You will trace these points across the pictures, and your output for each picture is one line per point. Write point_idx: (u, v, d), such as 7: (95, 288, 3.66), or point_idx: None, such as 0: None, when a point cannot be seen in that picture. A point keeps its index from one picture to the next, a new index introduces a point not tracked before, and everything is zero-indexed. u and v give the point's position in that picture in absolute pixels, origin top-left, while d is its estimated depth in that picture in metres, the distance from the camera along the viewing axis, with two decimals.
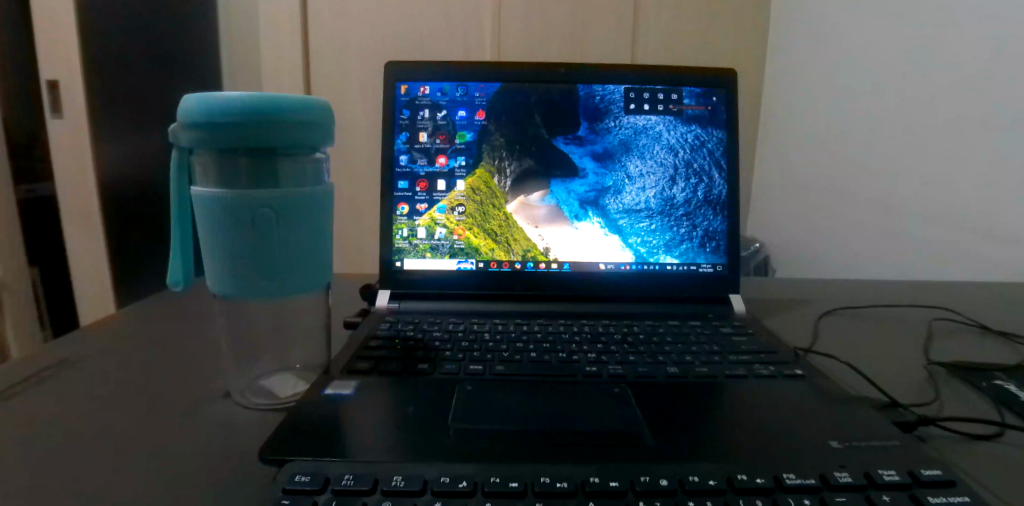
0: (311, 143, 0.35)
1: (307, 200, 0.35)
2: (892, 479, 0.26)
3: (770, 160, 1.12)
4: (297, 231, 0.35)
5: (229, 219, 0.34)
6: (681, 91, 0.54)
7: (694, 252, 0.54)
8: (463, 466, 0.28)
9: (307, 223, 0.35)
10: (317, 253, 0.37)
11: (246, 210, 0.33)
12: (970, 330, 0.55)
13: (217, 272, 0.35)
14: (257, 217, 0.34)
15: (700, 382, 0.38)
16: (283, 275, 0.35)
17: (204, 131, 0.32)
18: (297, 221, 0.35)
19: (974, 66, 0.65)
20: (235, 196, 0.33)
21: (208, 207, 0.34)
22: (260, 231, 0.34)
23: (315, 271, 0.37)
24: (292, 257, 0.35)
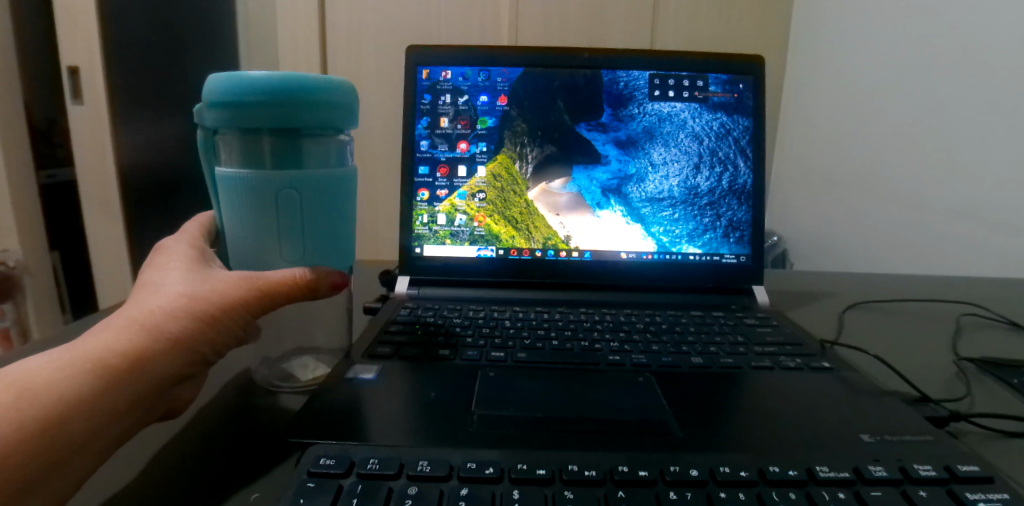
0: (335, 124, 0.34)
1: (330, 181, 0.34)
2: (929, 475, 0.26)
3: (790, 150, 1.09)
4: (321, 212, 0.34)
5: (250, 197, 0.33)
6: (707, 78, 0.53)
7: (717, 242, 0.53)
8: (489, 452, 0.27)
9: (329, 204, 0.35)
10: (340, 236, 0.36)
11: (268, 190, 0.33)
12: (998, 326, 0.54)
13: (240, 249, 0.35)
14: (278, 196, 0.33)
15: (726, 372, 0.38)
16: (305, 257, 0.35)
17: (228, 110, 0.32)
18: (320, 202, 0.34)
19: (996, 56, 0.63)
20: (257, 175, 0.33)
21: (230, 185, 0.33)
22: (282, 212, 0.33)
23: (336, 253, 0.37)
24: (313, 237, 0.35)
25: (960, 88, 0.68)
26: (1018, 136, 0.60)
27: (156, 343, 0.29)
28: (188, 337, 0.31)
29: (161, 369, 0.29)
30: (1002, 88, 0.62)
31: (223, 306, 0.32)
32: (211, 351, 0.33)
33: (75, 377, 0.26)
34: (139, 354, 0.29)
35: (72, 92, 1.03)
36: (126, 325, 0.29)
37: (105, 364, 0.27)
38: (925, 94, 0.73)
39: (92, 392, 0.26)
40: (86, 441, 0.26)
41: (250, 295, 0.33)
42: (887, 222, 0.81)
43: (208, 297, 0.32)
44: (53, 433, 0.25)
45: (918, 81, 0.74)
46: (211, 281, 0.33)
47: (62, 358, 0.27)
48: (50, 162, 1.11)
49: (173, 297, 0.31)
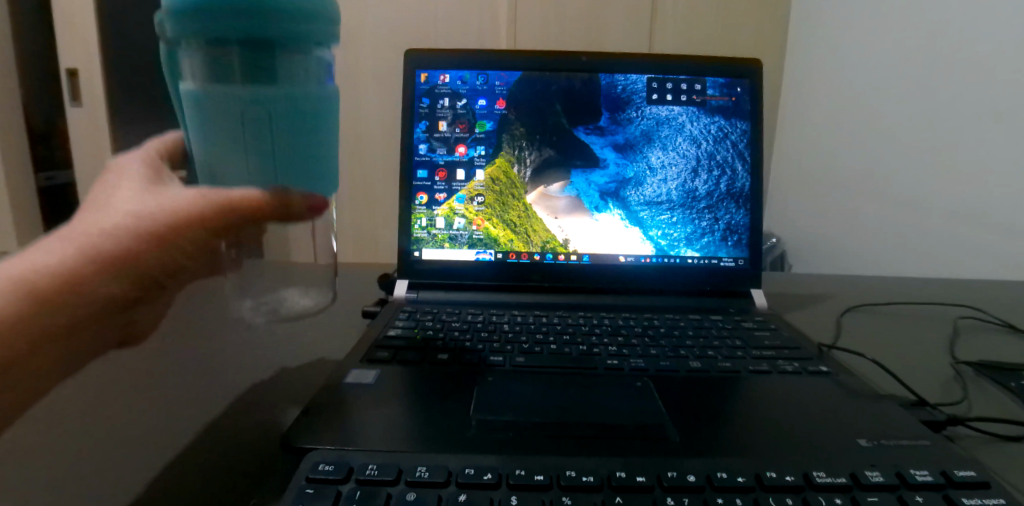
0: (316, 38, 0.27)
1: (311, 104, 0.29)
2: (925, 480, 0.26)
3: (789, 153, 1.09)
4: (302, 141, 0.30)
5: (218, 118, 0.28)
6: (704, 82, 0.53)
7: (716, 245, 0.53)
8: (487, 457, 0.27)
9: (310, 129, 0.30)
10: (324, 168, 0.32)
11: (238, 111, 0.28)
12: (995, 328, 0.54)
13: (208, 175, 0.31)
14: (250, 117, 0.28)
15: (724, 377, 0.38)
16: (280, 189, 0.31)
17: (186, 10, 0.25)
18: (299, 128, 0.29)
19: (993, 61, 0.63)
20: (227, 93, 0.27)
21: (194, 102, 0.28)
22: (252, 137, 0.28)
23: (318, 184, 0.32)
24: (292, 167, 0.30)
25: (958, 92, 0.68)
26: (1015, 141, 0.60)
27: (92, 266, 0.31)
28: (126, 260, 0.32)
29: (99, 284, 0.31)
30: (1000, 90, 0.62)
31: (171, 227, 0.33)
32: (157, 267, 0.34)
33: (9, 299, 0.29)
34: (73, 278, 0.30)
35: (71, 95, 1.06)
36: (66, 249, 0.31)
37: (35, 284, 0.29)
38: (924, 97, 0.73)
39: (23, 313, 0.29)
40: (11, 356, 0.29)
41: (198, 218, 0.33)
42: (886, 223, 0.81)
43: (151, 223, 0.32)
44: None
45: (917, 83, 0.75)
46: (156, 204, 0.33)
47: (6, 276, 0.29)
48: (49, 165, 1.12)
49: (116, 221, 0.32)
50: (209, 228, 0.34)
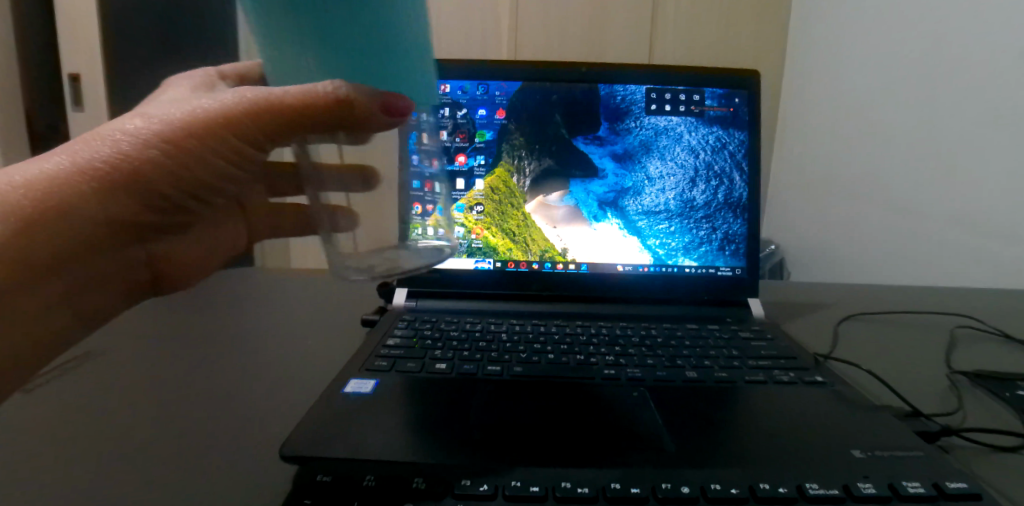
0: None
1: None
2: (917, 492, 0.26)
3: (789, 161, 1.10)
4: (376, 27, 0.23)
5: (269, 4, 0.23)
6: (703, 92, 0.54)
7: (714, 254, 0.54)
8: (484, 468, 0.28)
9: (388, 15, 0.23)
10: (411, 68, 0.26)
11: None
12: (994, 338, 0.54)
13: (278, 73, 0.28)
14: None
15: (720, 387, 0.38)
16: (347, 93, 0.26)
17: None
18: (373, 8, 0.23)
19: (991, 73, 0.64)
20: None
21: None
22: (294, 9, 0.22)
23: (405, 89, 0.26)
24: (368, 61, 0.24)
25: (958, 102, 0.68)
26: (1011, 152, 0.61)
27: (113, 164, 0.34)
28: (155, 157, 0.35)
29: (93, 196, 0.34)
30: (1001, 99, 0.62)
31: (181, 134, 0.35)
32: (162, 181, 0.36)
33: (45, 184, 0.33)
34: (103, 167, 0.34)
35: (73, 99, 1.07)
36: (100, 142, 0.34)
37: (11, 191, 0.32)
38: (925, 107, 0.73)
39: (57, 197, 0.33)
40: (43, 235, 0.33)
41: (235, 119, 0.35)
42: (884, 230, 0.81)
43: (182, 125, 0.35)
44: (15, 232, 0.31)
45: (918, 93, 0.75)
46: (189, 107, 0.36)
47: (47, 165, 0.33)
48: None
49: (149, 121, 0.35)
50: (246, 131, 0.36)
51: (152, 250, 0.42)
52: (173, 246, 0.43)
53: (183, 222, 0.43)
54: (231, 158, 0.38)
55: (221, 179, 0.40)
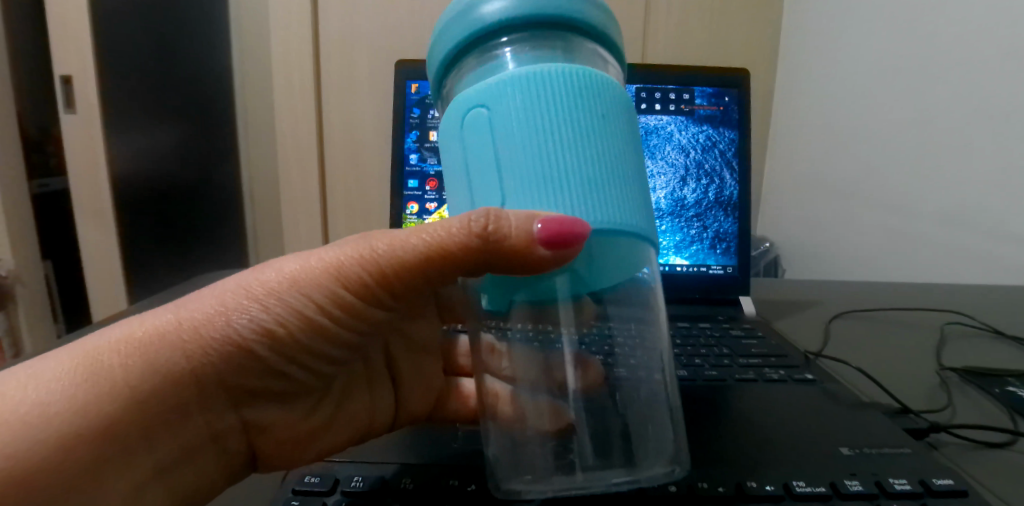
0: (602, 28, 0.25)
1: (606, 98, 0.24)
2: (904, 489, 0.26)
3: (780, 157, 1.07)
4: (597, 146, 0.23)
5: (492, 135, 0.23)
6: (693, 91, 0.55)
7: (705, 253, 0.55)
8: (471, 469, 0.28)
9: (603, 136, 0.24)
10: (630, 203, 0.24)
11: (520, 110, 0.23)
12: (983, 334, 0.55)
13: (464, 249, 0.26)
14: (535, 117, 0.23)
15: (709, 385, 0.38)
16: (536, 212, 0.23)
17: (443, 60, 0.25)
18: (589, 129, 0.23)
19: (980, 71, 0.64)
20: (496, 83, 0.23)
21: (453, 115, 0.24)
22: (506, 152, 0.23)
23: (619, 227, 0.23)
24: (589, 188, 0.23)
25: (949, 98, 0.68)
26: (1000, 149, 0.61)
27: (217, 321, 0.29)
28: (256, 315, 0.29)
29: (196, 364, 0.28)
30: (993, 96, 0.62)
31: (287, 286, 0.29)
32: (265, 342, 0.30)
33: (147, 340, 0.28)
34: (202, 322, 0.28)
35: (65, 101, 1.06)
36: (211, 296, 0.29)
37: (103, 363, 0.27)
38: (912, 100, 0.73)
39: (154, 354, 0.28)
40: (133, 399, 0.27)
41: (357, 270, 0.30)
42: (875, 227, 0.80)
43: (291, 277, 0.29)
44: (108, 419, 0.27)
45: (903, 86, 0.74)
46: (307, 258, 0.30)
47: (153, 320, 0.29)
48: (43, 171, 1.15)
49: (260, 270, 0.30)
50: (388, 284, 0.30)
51: (253, 419, 0.33)
52: (277, 415, 0.34)
53: (304, 389, 0.35)
54: (354, 314, 0.31)
55: (341, 345, 0.33)
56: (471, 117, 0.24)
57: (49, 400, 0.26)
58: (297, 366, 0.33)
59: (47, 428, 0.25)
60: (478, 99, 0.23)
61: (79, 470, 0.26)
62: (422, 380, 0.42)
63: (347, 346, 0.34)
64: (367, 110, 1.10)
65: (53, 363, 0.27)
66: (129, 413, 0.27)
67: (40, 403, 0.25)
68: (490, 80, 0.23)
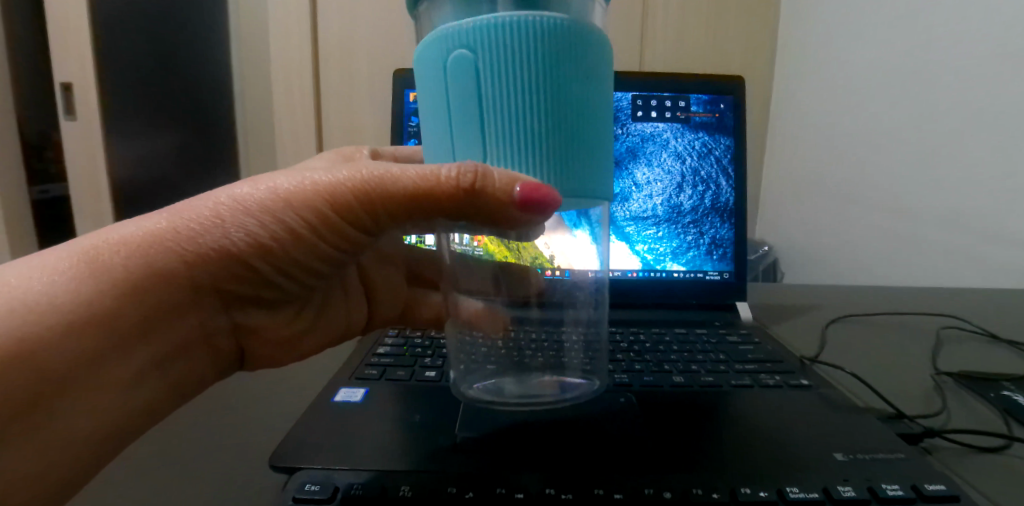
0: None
1: (589, 46, 0.24)
2: (896, 494, 0.26)
3: (778, 160, 1.08)
4: (575, 100, 0.24)
5: (477, 80, 0.23)
6: (688, 99, 0.55)
7: (701, 259, 0.55)
8: (469, 476, 0.29)
9: (583, 88, 0.24)
10: (597, 161, 0.25)
11: (506, 58, 0.23)
12: (978, 339, 0.55)
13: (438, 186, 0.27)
14: (519, 65, 0.23)
15: (706, 391, 0.39)
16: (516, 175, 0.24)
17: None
18: (570, 81, 0.24)
19: (977, 76, 0.64)
20: (483, 25, 0.23)
21: (434, 50, 0.24)
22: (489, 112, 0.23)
23: (586, 180, 0.25)
24: (564, 141, 0.24)
25: (945, 103, 0.68)
26: (997, 154, 0.62)
27: (212, 228, 0.30)
28: (250, 230, 0.31)
29: (190, 268, 0.31)
30: (991, 101, 0.62)
31: (277, 200, 0.31)
32: (256, 254, 0.32)
33: (147, 243, 0.30)
34: (199, 230, 0.30)
35: (64, 107, 1.06)
36: (203, 203, 0.31)
37: (103, 258, 0.29)
38: (909, 105, 0.73)
39: (154, 257, 0.30)
40: (132, 297, 0.29)
41: (348, 195, 0.30)
42: (873, 230, 0.81)
43: (284, 196, 0.31)
44: (108, 315, 0.29)
45: (899, 90, 0.75)
46: (298, 176, 0.31)
47: (151, 222, 0.30)
48: (42, 178, 1.16)
49: (255, 187, 0.31)
50: (373, 214, 0.31)
51: (243, 320, 0.36)
52: (264, 318, 0.37)
53: (290, 296, 0.38)
54: (342, 238, 0.33)
55: (328, 263, 0.35)
56: (454, 59, 0.23)
57: (55, 290, 0.28)
58: (284, 278, 0.35)
59: (53, 318, 0.27)
60: (464, 40, 0.23)
61: (84, 365, 0.28)
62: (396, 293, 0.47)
63: (335, 264, 0.36)
64: (366, 115, 1.10)
65: (55, 256, 0.29)
66: (129, 309, 0.29)
67: (44, 293, 0.27)
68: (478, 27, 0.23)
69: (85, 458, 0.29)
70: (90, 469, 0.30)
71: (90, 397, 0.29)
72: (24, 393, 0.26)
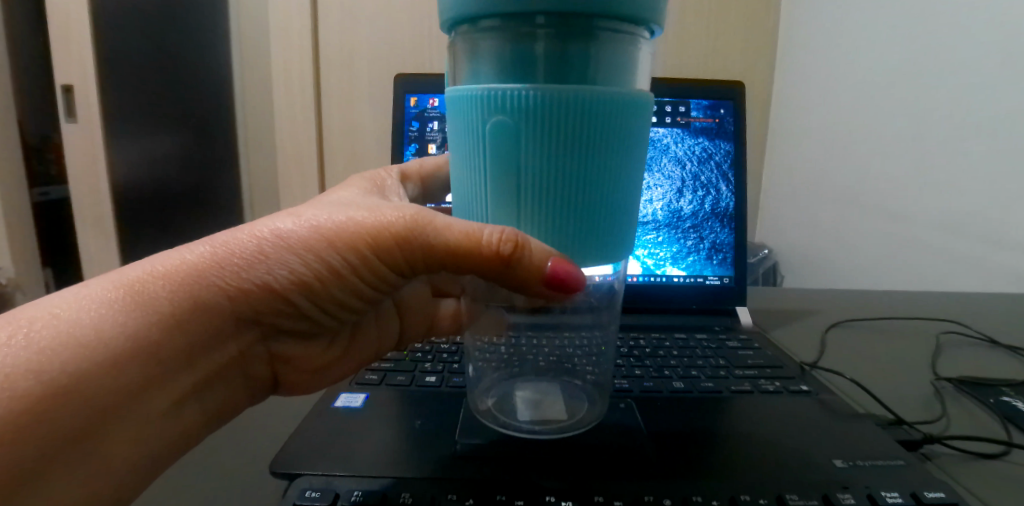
0: (649, 18, 0.22)
1: (629, 112, 0.23)
2: (895, 501, 0.27)
3: (778, 163, 1.08)
4: (608, 173, 0.23)
5: (513, 148, 0.22)
6: (688, 104, 0.55)
7: (701, 264, 0.56)
8: (470, 483, 0.29)
9: (618, 159, 0.24)
10: (623, 227, 0.25)
11: (543, 128, 0.22)
12: (977, 344, 0.55)
13: (469, 249, 0.27)
14: (557, 137, 0.22)
15: (705, 397, 0.39)
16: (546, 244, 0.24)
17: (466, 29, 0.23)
18: (605, 153, 0.23)
19: (977, 80, 0.64)
20: (524, 94, 0.22)
21: (470, 109, 0.23)
22: (521, 176, 0.23)
23: (610, 251, 0.25)
24: (593, 210, 0.24)
25: (945, 107, 0.68)
26: (998, 158, 0.62)
27: (256, 264, 0.30)
28: (295, 267, 0.30)
29: (233, 303, 0.30)
30: (991, 105, 0.63)
31: (322, 239, 0.30)
32: (297, 291, 0.31)
33: (190, 276, 0.28)
34: (243, 265, 0.29)
35: (66, 110, 1.07)
36: (247, 237, 0.30)
37: (146, 291, 0.27)
38: (909, 109, 0.73)
39: (198, 292, 0.29)
40: (176, 330, 0.28)
41: (391, 241, 0.30)
42: (872, 235, 0.81)
43: (328, 235, 0.30)
44: (153, 347, 0.27)
45: (899, 94, 0.75)
46: (341, 214, 0.31)
47: (194, 253, 0.29)
48: (43, 180, 1.17)
49: (299, 223, 0.30)
50: (411, 259, 0.31)
51: (277, 350, 0.35)
52: (298, 349, 0.37)
53: (321, 330, 0.37)
54: (380, 277, 0.32)
55: (363, 299, 0.35)
56: (491, 125, 0.22)
57: (99, 323, 0.26)
58: (318, 314, 0.35)
59: (98, 352, 0.26)
60: (502, 104, 0.22)
61: (125, 398, 0.27)
62: (425, 311, 0.45)
63: (369, 301, 0.35)
64: (367, 116, 1.10)
65: (96, 286, 0.27)
66: (174, 342, 0.28)
67: (87, 326, 0.26)
68: (512, 89, 0.22)
69: (123, 486, 0.28)
70: (123, 496, 0.29)
71: (130, 425, 0.28)
72: (64, 433, 0.25)
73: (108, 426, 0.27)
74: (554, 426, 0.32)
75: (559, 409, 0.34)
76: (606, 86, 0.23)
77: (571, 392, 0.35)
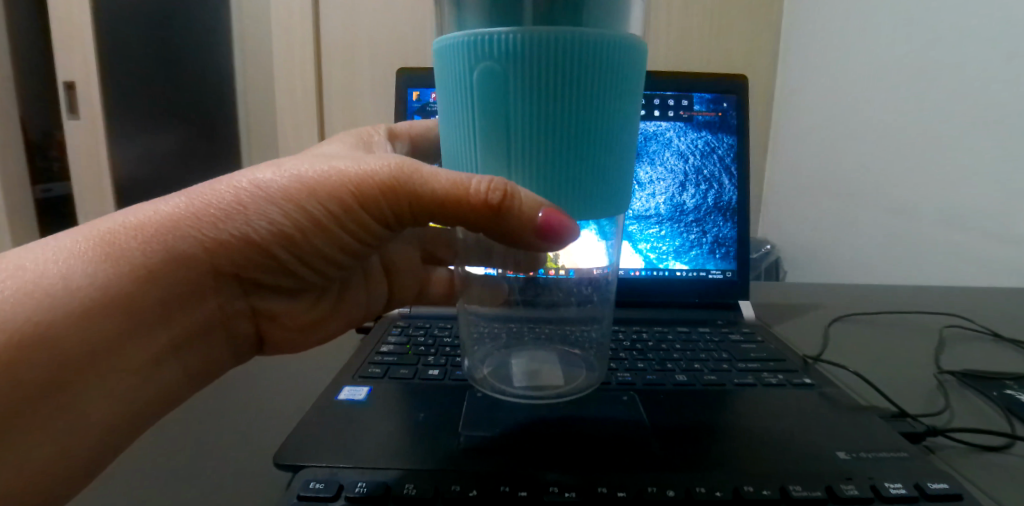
0: None
1: (620, 56, 0.23)
2: (898, 493, 0.27)
3: (781, 157, 1.07)
4: (601, 117, 0.23)
5: (502, 93, 0.22)
6: (692, 98, 0.55)
7: (704, 258, 0.56)
8: (471, 473, 0.29)
9: (609, 107, 0.23)
10: (616, 176, 0.25)
11: (534, 70, 0.22)
12: (982, 338, 0.55)
13: (456, 198, 0.27)
14: (546, 81, 0.22)
15: (708, 389, 0.39)
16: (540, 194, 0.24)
17: None
18: (597, 98, 0.23)
19: (984, 73, 0.64)
20: (511, 36, 0.22)
21: (457, 57, 0.23)
22: (511, 123, 0.23)
23: (603, 201, 0.25)
24: (585, 155, 0.23)
25: (949, 100, 0.68)
26: (1000, 151, 0.61)
27: (234, 215, 0.31)
28: (274, 218, 0.31)
29: (210, 255, 0.31)
30: (993, 100, 0.62)
31: (304, 189, 0.31)
32: (276, 242, 0.32)
33: (166, 228, 0.30)
34: (220, 216, 0.30)
35: (67, 106, 1.09)
36: (224, 188, 0.31)
37: (119, 243, 0.29)
38: (913, 102, 0.73)
39: (175, 241, 0.30)
40: (151, 282, 0.30)
41: (375, 192, 0.30)
42: (875, 229, 0.81)
43: (308, 184, 0.31)
44: (127, 297, 0.29)
45: (904, 88, 0.75)
46: (324, 164, 0.31)
47: (170, 205, 0.30)
48: (45, 177, 1.17)
49: (279, 174, 0.31)
50: (396, 209, 0.31)
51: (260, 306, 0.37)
52: (281, 304, 0.38)
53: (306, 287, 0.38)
54: (366, 230, 0.33)
55: (350, 254, 0.36)
56: (479, 71, 0.22)
57: (70, 273, 0.28)
58: (303, 267, 0.35)
59: (65, 302, 0.27)
60: (489, 50, 0.22)
61: (98, 350, 0.28)
62: (411, 271, 0.48)
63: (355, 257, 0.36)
64: (368, 112, 1.10)
65: (70, 239, 0.29)
66: (149, 293, 0.30)
67: (58, 276, 0.27)
68: (500, 33, 0.22)
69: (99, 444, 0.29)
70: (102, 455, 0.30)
71: (106, 383, 0.29)
72: (38, 381, 0.26)
73: (79, 380, 0.28)
74: (551, 391, 0.31)
75: (555, 377, 0.33)
76: (595, 28, 0.22)
77: (567, 360, 0.34)
